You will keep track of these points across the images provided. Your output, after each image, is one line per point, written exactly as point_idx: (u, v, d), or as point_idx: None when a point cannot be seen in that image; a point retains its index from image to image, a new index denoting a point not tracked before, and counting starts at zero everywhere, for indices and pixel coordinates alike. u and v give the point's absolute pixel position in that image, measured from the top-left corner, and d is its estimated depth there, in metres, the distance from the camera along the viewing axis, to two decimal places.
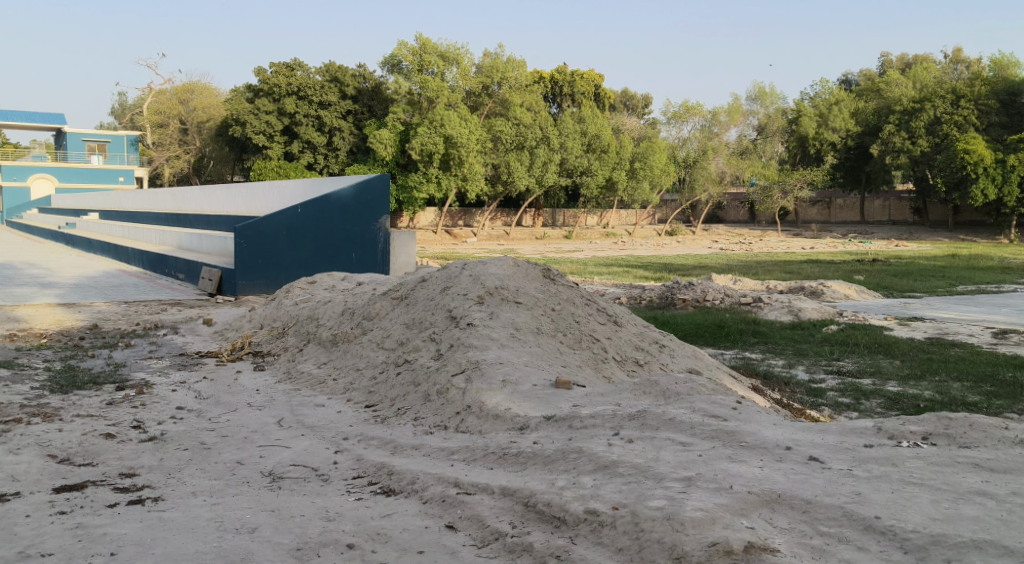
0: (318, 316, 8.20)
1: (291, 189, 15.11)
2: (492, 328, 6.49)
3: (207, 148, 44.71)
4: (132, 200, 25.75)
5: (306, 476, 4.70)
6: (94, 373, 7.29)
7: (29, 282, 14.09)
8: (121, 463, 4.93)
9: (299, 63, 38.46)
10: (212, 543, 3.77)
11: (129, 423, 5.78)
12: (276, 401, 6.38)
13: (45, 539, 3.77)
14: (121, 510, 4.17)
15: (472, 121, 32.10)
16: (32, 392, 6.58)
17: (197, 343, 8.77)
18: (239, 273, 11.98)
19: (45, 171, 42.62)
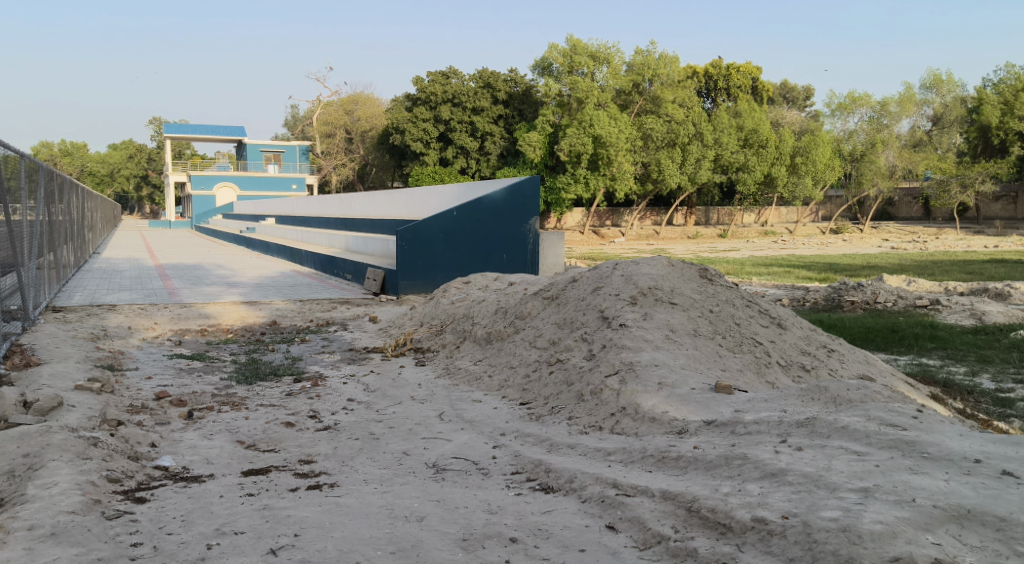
0: (473, 315, 8.39)
1: (446, 192, 15.56)
2: (646, 329, 6.44)
3: (369, 156, 46.92)
4: (303, 206, 27.37)
5: (467, 470, 4.84)
6: (275, 366, 7.83)
7: (216, 281, 15.29)
8: (300, 450, 5.27)
9: (454, 71, 39.46)
10: (385, 529, 3.96)
11: (306, 412, 6.16)
12: (437, 395, 6.61)
13: (237, 519, 4.08)
14: (301, 494, 4.46)
15: (622, 120, 31.73)
16: (221, 382, 7.15)
17: (363, 338, 9.22)
18: (400, 273, 12.46)
19: (227, 179, 46.06)
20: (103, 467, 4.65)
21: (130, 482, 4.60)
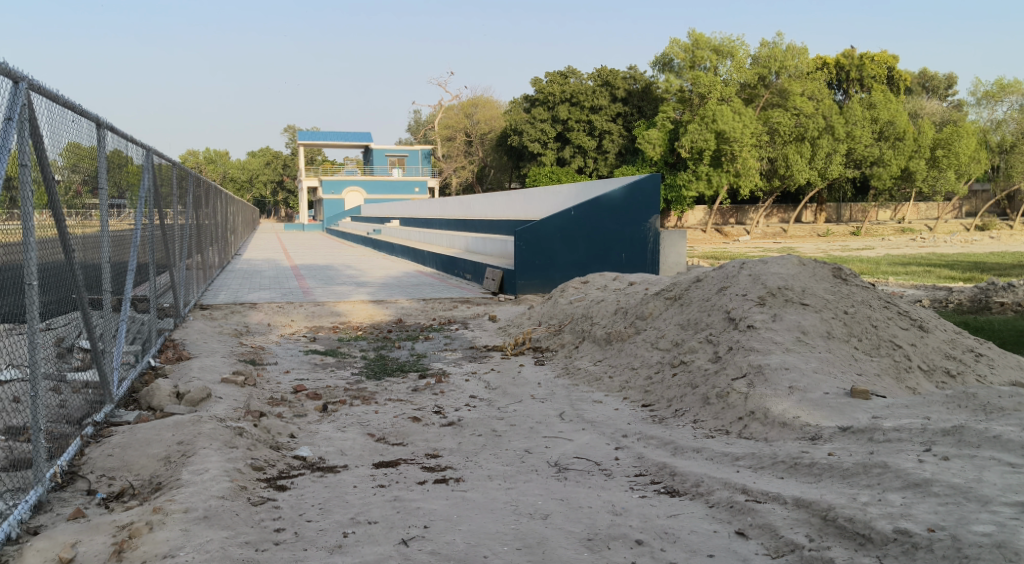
0: (593, 315, 8.37)
1: (565, 192, 15.58)
2: (776, 331, 6.24)
3: (489, 158, 47.59)
4: (420, 209, 27.98)
5: (590, 470, 4.84)
6: (401, 362, 8.07)
7: (345, 281, 15.91)
8: (426, 445, 5.41)
9: (572, 70, 39.46)
10: (511, 525, 4.02)
11: (431, 408, 6.32)
12: (558, 395, 6.63)
13: (369, 509, 4.23)
14: (429, 488, 4.58)
15: (747, 115, 30.75)
16: (352, 377, 7.44)
17: (484, 337, 9.37)
18: (518, 273, 12.56)
19: (354, 183, 47.78)
20: (248, 455, 4.93)
21: (272, 470, 4.85)
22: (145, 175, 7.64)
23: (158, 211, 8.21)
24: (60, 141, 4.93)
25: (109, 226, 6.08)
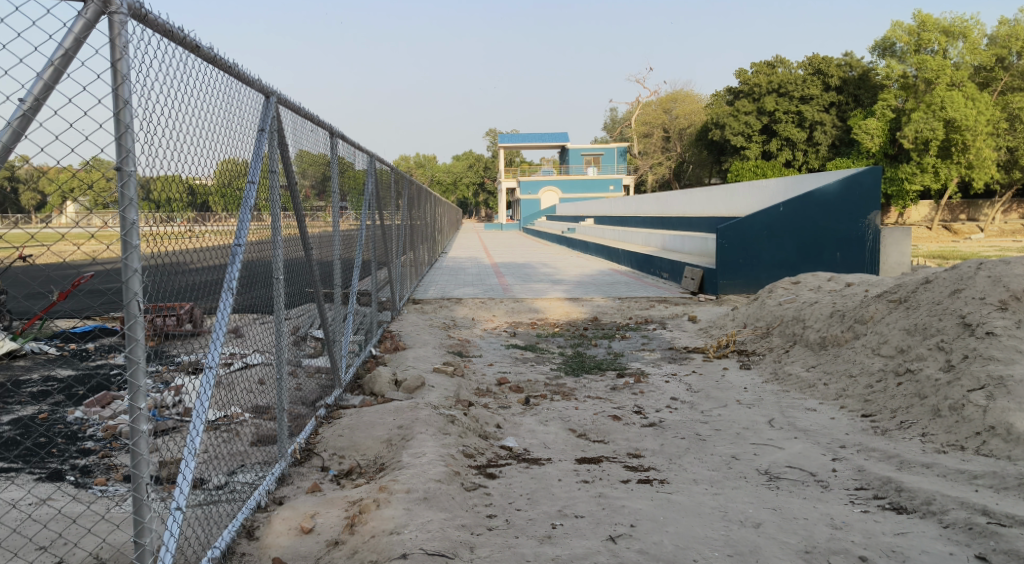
0: (804, 317, 7.96)
1: (771, 187, 14.95)
2: (1021, 339, 5.66)
3: (689, 153, 46.89)
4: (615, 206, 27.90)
5: (804, 480, 4.63)
6: (600, 360, 8.11)
7: (544, 278, 16.21)
8: (629, 444, 5.40)
9: (780, 59, 37.78)
10: (721, 531, 3.93)
11: (632, 408, 6.30)
12: (765, 400, 6.39)
13: (576, 503, 4.29)
14: (634, 487, 4.58)
15: (983, 100, 28.03)
16: (552, 373, 7.56)
17: (684, 338, 9.20)
18: (720, 273, 12.29)
19: (553, 183, 48.53)
20: (460, 442, 5.17)
21: (481, 459, 5.05)
22: (370, 179, 8.22)
23: (379, 211, 8.80)
24: (301, 147, 5.41)
25: (339, 226, 6.60)
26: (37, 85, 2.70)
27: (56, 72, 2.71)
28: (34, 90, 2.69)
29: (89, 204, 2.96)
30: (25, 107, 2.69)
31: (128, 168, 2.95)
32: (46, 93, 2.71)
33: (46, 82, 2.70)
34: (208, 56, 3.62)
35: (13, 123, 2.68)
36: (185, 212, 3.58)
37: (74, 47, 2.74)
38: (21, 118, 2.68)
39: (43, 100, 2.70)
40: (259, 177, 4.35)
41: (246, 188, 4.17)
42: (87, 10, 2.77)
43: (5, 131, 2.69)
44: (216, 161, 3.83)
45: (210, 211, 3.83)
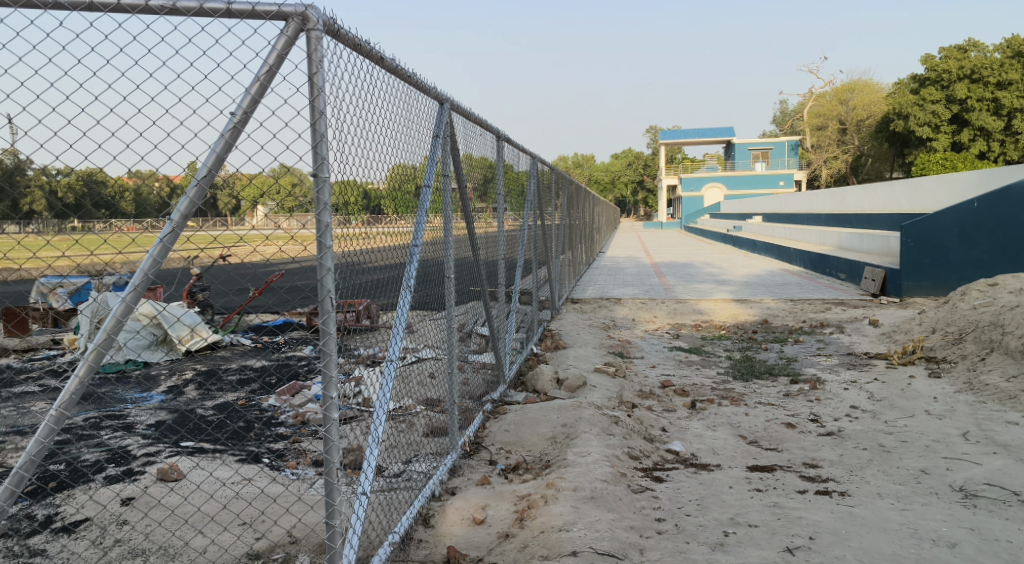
0: (1003, 323, 7.31)
1: (964, 182, 13.86)
2: None
3: (867, 147, 44.31)
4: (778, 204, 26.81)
5: (1005, 500, 4.26)
6: (770, 365, 7.80)
7: (708, 279, 15.80)
8: (804, 453, 5.16)
9: (973, 43, 34.95)
10: (911, 549, 3.68)
11: (807, 415, 6.02)
12: (958, 412, 5.92)
13: (749, 511, 4.15)
14: (811, 498, 4.37)
15: None
16: (720, 377, 7.36)
17: (864, 343, 8.69)
18: (904, 274, 11.68)
19: (718, 180, 47.24)
20: (626, 444, 5.13)
21: (648, 461, 4.98)
22: (531, 180, 8.33)
23: (540, 212, 8.89)
24: (470, 150, 5.58)
25: (504, 226, 6.74)
26: (245, 99, 2.91)
27: (261, 87, 2.92)
28: (243, 104, 2.90)
29: (276, 208, 3.16)
30: (235, 119, 2.91)
31: (323, 174, 3.13)
32: (253, 106, 2.92)
33: (253, 96, 2.91)
34: (391, 67, 3.79)
35: (224, 134, 2.91)
36: (361, 214, 3.67)
37: (278, 63, 2.93)
38: (231, 129, 2.91)
39: (251, 112, 2.91)
40: (433, 181, 4.52)
41: (421, 192, 4.35)
42: (288, 28, 2.95)
43: (218, 141, 2.91)
44: (395, 165, 4.00)
45: (383, 213, 3.91)
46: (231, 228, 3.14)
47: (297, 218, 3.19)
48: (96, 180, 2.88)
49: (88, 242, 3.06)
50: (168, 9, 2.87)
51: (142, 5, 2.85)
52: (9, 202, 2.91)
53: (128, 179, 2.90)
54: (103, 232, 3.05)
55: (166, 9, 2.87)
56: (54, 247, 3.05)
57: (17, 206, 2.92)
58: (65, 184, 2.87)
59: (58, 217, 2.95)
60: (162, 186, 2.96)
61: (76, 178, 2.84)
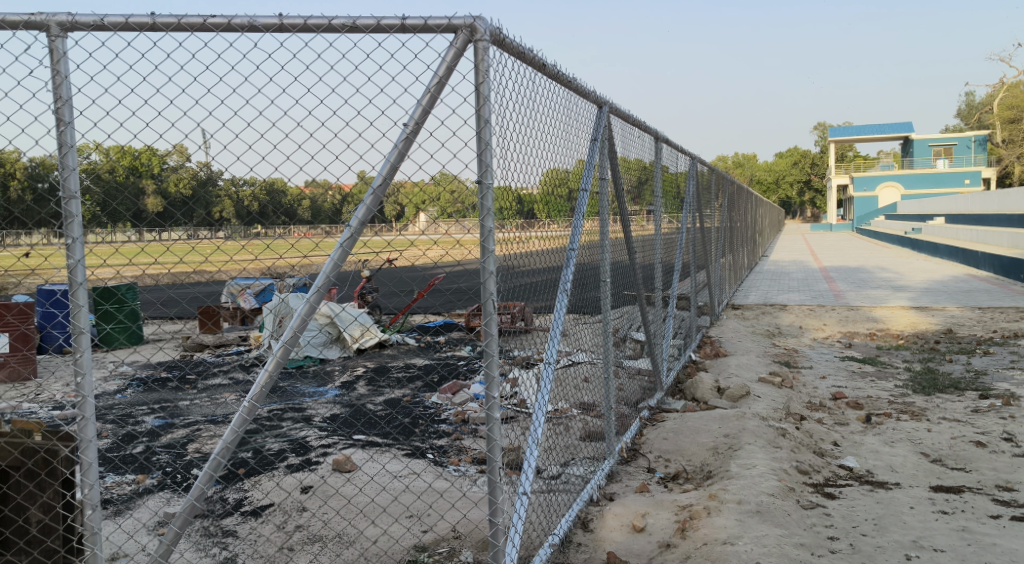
0: None
1: None
2: None
3: None
4: (961, 204, 24.87)
5: None
6: (955, 378, 7.24)
7: (883, 284, 14.89)
8: (996, 474, 4.76)
9: None
10: None
11: (999, 434, 5.55)
12: None
13: (934, 535, 3.88)
14: (1006, 524, 4.02)
15: None
16: (898, 390, 6.91)
17: None
18: None
19: (894, 179, 44.43)
20: (793, 457, 4.93)
21: (818, 476, 4.76)
22: (690, 181, 8.17)
23: (699, 214, 8.69)
24: (628, 153, 5.56)
25: (662, 228, 6.65)
26: (417, 110, 3.02)
27: (432, 98, 3.03)
28: (415, 115, 3.02)
29: (435, 215, 3.27)
30: (407, 130, 3.03)
31: (487, 181, 3.19)
32: (424, 116, 3.04)
33: (424, 107, 3.02)
34: (552, 74, 3.82)
35: (398, 144, 3.04)
36: (515, 219, 3.67)
37: (447, 75, 3.03)
38: (404, 140, 3.03)
39: (422, 123, 3.02)
40: (591, 183, 4.54)
41: (579, 195, 4.39)
42: (457, 40, 3.04)
43: (392, 151, 3.05)
44: (553, 168, 4.05)
45: (536, 218, 3.90)
46: (396, 234, 3.21)
47: (457, 222, 3.32)
48: (278, 188, 3.06)
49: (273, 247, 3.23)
50: (349, 27, 3.01)
51: (327, 24, 2.98)
52: (198, 213, 3.06)
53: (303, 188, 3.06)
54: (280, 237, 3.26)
55: (347, 27, 3.01)
56: (242, 251, 3.30)
57: (207, 216, 3.07)
58: (251, 194, 3.06)
59: (246, 224, 3.10)
60: (335, 194, 3.10)
61: (260, 187, 3.02)
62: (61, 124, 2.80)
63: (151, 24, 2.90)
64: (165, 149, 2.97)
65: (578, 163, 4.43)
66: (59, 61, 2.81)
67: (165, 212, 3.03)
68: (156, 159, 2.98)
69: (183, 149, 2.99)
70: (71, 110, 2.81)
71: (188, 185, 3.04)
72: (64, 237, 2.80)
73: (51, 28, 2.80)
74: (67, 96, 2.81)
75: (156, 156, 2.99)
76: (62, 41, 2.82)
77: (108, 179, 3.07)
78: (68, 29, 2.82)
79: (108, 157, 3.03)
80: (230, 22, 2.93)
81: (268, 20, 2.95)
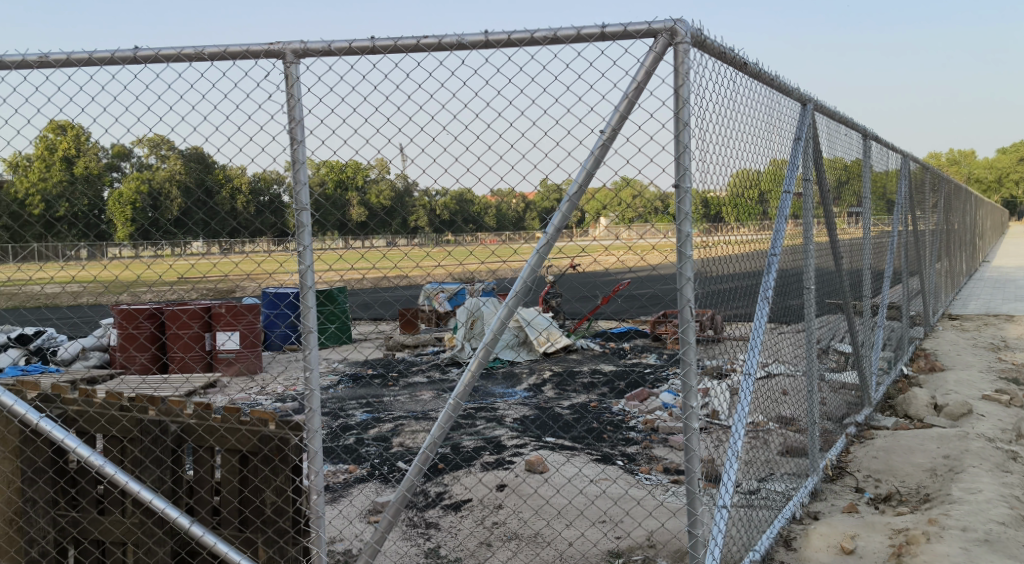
0: None
1: None
2: None
3: None
4: None
5: None
6: None
7: None
8: None
9: None
10: None
11: None
12: None
13: None
14: None
15: None
16: None
17: None
18: None
19: None
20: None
21: None
22: (902, 180, 7.64)
23: (912, 216, 8.11)
24: (834, 151, 5.29)
25: (870, 232, 6.26)
26: (614, 116, 2.97)
27: (629, 103, 2.97)
28: (612, 121, 2.97)
29: (617, 220, 3.17)
30: (604, 136, 2.97)
31: (685, 184, 3.03)
32: (621, 122, 2.98)
33: (621, 113, 2.97)
34: (754, 73, 3.69)
35: (593, 151, 2.98)
36: (708, 223, 3.44)
37: (646, 79, 2.99)
38: (601, 146, 2.97)
39: (619, 128, 2.95)
40: (794, 186, 4.36)
41: (782, 197, 4.23)
42: (656, 44, 3.00)
43: (588, 158, 2.99)
44: (756, 168, 3.91)
45: (723, 221, 3.60)
46: (575, 240, 3.17)
47: (637, 228, 3.20)
48: (466, 200, 3.12)
49: (457, 254, 3.50)
50: (550, 38, 3.08)
51: (530, 37, 3.06)
52: (399, 221, 3.16)
53: (491, 198, 3.13)
54: (471, 245, 3.35)
55: (548, 39, 3.08)
56: (434, 258, 3.46)
57: (406, 223, 3.17)
58: (443, 204, 3.12)
59: (436, 232, 3.27)
60: (520, 202, 3.12)
61: (450, 198, 3.09)
62: (295, 142, 3.05)
63: (371, 47, 3.11)
64: (368, 163, 3.06)
65: (771, 162, 4.10)
66: (293, 85, 3.08)
67: (365, 222, 3.13)
68: (359, 172, 3.08)
69: (384, 163, 3.06)
70: (302, 130, 3.06)
71: (388, 197, 3.13)
72: (296, 245, 3.04)
73: (287, 56, 3.07)
74: (300, 117, 3.06)
75: (360, 169, 3.10)
76: (296, 66, 3.08)
77: (321, 189, 3.15)
78: (301, 56, 3.08)
79: (317, 174, 3.14)
80: (440, 41, 3.08)
81: (474, 37, 3.07)
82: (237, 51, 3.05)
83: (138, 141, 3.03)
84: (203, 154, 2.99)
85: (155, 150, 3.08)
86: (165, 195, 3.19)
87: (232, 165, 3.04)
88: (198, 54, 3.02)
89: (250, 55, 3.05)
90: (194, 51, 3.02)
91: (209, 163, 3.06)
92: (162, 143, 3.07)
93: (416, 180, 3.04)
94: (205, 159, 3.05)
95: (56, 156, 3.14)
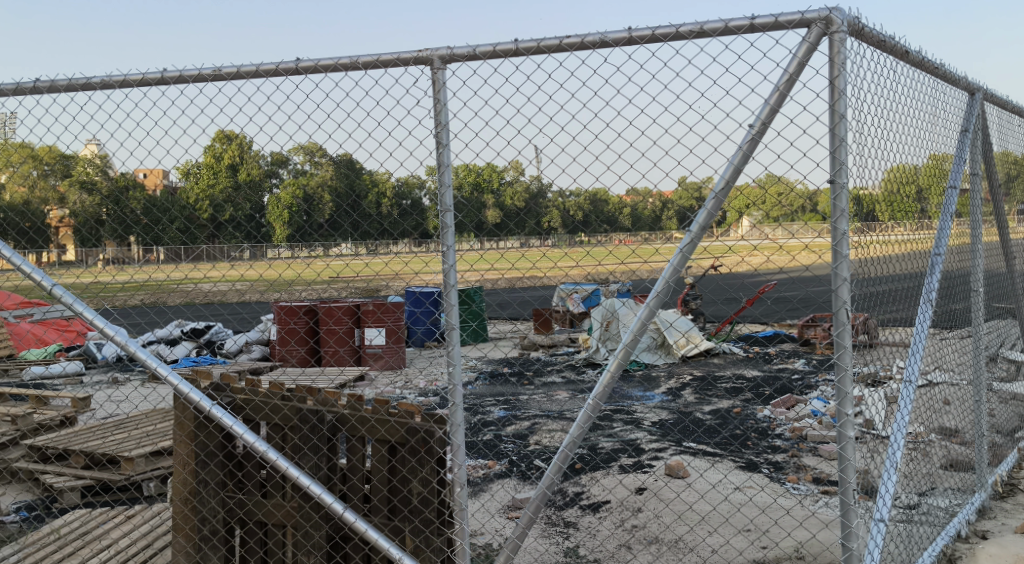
0: None
1: None
2: None
3: None
4: None
5: None
6: None
7: None
8: None
9: None
10: None
11: None
12: None
13: None
14: None
15: None
16: None
17: None
18: None
19: None
20: None
21: None
22: None
23: None
24: (1004, 143, 4.90)
25: None
26: (764, 110, 2.87)
27: (781, 95, 2.86)
28: (762, 115, 2.87)
29: (761, 220, 3.01)
30: (754, 131, 2.88)
31: (841, 180, 2.91)
32: (771, 116, 2.87)
33: (772, 106, 2.86)
34: (916, 61, 3.48)
35: (742, 145, 2.89)
36: (867, 220, 3.27)
37: (800, 70, 2.86)
38: (750, 141, 2.88)
39: (770, 122, 2.85)
40: (959, 182, 4.10)
41: (947, 193, 4.01)
42: (810, 34, 2.88)
43: (736, 153, 2.90)
44: (919, 161, 3.69)
45: (878, 220, 3.37)
46: (717, 239, 3.08)
47: (783, 228, 2.99)
48: (602, 199, 3.09)
49: (595, 254, 3.33)
50: (697, 32, 3.01)
51: (674, 32, 3.02)
52: (530, 224, 3.16)
53: (627, 197, 3.09)
54: (605, 246, 3.21)
55: (695, 33, 3.02)
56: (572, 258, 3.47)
57: (537, 225, 3.16)
58: (576, 204, 3.09)
59: (571, 232, 3.19)
60: (656, 201, 3.07)
61: (585, 198, 3.05)
62: (440, 146, 3.14)
63: (514, 49, 3.16)
64: (504, 166, 3.06)
65: (931, 157, 3.83)
66: (440, 90, 3.17)
67: (502, 223, 3.16)
68: (495, 175, 3.09)
69: (519, 164, 3.06)
70: (447, 134, 3.14)
71: (523, 197, 3.14)
72: (441, 245, 3.14)
73: (435, 62, 3.17)
74: (445, 122, 3.14)
75: (496, 172, 3.10)
76: (443, 72, 3.17)
77: (461, 192, 3.18)
78: (448, 61, 3.17)
79: (458, 178, 3.20)
80: (583, 40, 3.08)
81: (618, 34, 3.06)
82: (388, 60, 3.16)
83: (294, 147, 3.17)
84: (353, 160, 3.14)
85: (309, 156, 3.20)
86: (320, 199, 3.32)
87: (379, 171, 3.17)
88: (353, 63, 3.16)
89: (399, 63, 3.16)
90: (350, 61, 3.16)
91: (356, 168, 3.17)
92: (314, 149, 3.17)
93: (551, 183, 3.01)
94: (354, 165, 3.17)
95: (223, 165, 3.34)
